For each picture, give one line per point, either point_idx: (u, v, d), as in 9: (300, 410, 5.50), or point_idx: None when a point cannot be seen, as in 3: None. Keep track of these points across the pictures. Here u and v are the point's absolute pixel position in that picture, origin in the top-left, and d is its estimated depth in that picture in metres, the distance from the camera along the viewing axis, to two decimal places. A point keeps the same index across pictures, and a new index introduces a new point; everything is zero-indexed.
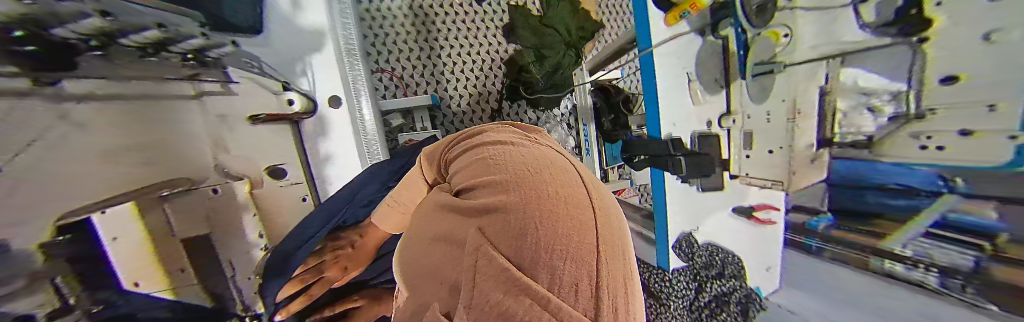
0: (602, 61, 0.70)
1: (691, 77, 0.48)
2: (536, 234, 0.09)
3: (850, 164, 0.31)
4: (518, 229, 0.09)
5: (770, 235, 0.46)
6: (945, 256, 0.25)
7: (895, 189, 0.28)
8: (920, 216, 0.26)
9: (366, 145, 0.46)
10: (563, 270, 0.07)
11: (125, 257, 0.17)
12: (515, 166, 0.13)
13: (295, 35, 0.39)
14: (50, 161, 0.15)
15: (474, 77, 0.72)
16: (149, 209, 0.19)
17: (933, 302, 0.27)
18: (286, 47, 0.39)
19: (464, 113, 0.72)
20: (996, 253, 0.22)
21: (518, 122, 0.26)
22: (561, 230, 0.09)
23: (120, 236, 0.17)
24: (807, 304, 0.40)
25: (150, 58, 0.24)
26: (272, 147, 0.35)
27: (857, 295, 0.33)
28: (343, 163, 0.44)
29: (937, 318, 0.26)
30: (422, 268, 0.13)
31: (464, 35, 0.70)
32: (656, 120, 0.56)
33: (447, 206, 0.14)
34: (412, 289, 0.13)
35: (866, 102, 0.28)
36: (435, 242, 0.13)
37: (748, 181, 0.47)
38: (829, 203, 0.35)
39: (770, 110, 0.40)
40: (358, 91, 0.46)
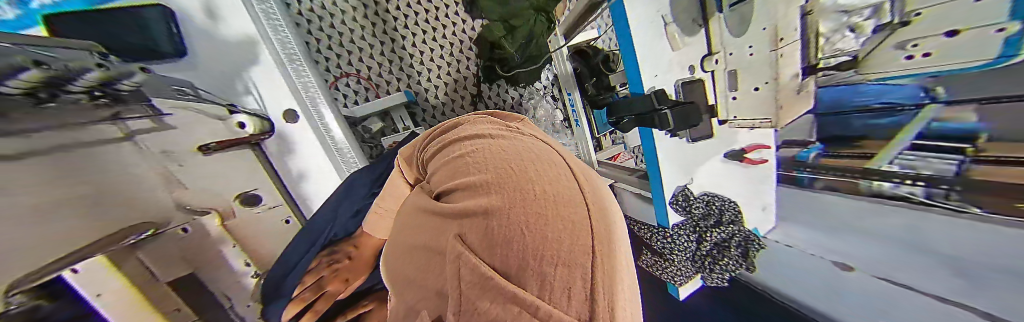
0: (575, 21, 0.55)
1: (667, 20, 0.45)
2: (522, 240, 0.08)
3: (836, 93, 0.43)
4: (502, 235, 0.08)
5: (763, 175, 0.56)
6: (929, 166, 0.35)
7: (877, 109, 0.39)
8: (909, 129, 0.37)
9: (337, 150, 0.31)
10: (552, 275, 0.07)
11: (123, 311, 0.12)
12: (496, 163, 0.12)
13: (222, 53, 0.25)
14: (93, 185, 0.14)
15: (446, 64, 0.69)
16: (121, 259, 0.13)
17: (921, 214, 0.36)
18: (214, 66, 0.25)
19: (443, 103, 0.69)
20: (975, 154, 0.31)
21: (497, 111, 0.25)
22: (549, 234, 0.08)
23: (105, 290, 0.11)
24: (802, 236, 0.53)
25: (49, 104, 0.15)
26: (233, 170, 0.24)
27: (849, 220, 0.45)
28: (324, 180, 0.31)
29: (922, 228, 0.36)
30: (410, 276, 0.12)
31: (424, 19, 0.66)
32: (636, 73, 0.48)
33: (429, 211, 0.13)
34: (401, 297, 0.13)
35: (848, 21, 0.37)
36: (420, 248, 0.13)
37: (736, 124, 0.52)
38: (819, 133, 0.48)
39: (750, 42, 0.44)
40: (316, 101, 0.30)
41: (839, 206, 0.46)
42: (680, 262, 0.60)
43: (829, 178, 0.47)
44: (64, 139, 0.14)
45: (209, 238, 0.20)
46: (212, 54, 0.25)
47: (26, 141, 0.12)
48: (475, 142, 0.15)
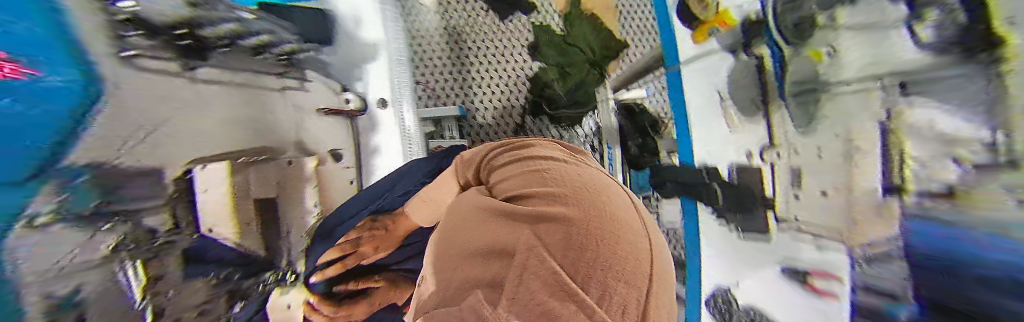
0: (631, 76, 0.60)
1: (723, 95, 0.37)
2: (588, 254, 0.15)
3: None
4: (574, 244, 0.16)
5: None
6: None
7: None
8: None
9: (408, 144, 0.59)
10: (614, 292, 0.14)
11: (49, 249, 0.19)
12: (565, 190, 0.20)
13: (358, 47, 0.54)
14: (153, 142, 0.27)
15: (499, 92, 0.76)
16: None
17: None
18: (347, 55, 0.53)
19: (488, 125, 0.76)
20: None
21: (563, 141, 0.32)
22: (613, 257, 0.16)
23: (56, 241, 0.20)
24: None
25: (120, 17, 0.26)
26: (291, 175, 0.41)
27: None
28: (387, 155, 0.56)
29: None
30: (473, 250, 0.19)
31: (492, 53, 0.76)
32: (688, 145, 0.46)
33: (500, 211, 0.21)
34: (448, 276, 0.19)
35: None
36: (488, 237, 0.19)
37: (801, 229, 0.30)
38: None
39: (823, 144, 0.25)
40: (400, 94, 0.58)
41: None
42: None
43: None
44: (224, 111, 0.34)
45: None
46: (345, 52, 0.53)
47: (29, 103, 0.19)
48: (555, 179, 0.21)
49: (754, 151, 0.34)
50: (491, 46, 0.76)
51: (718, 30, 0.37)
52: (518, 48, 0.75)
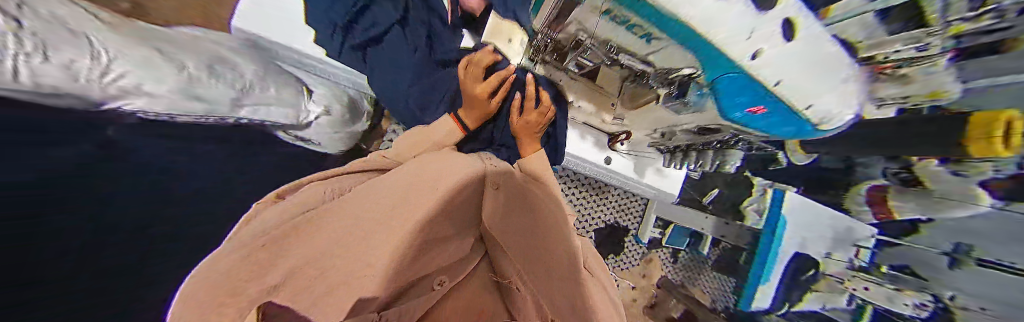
0: (695, 209, 0.99)
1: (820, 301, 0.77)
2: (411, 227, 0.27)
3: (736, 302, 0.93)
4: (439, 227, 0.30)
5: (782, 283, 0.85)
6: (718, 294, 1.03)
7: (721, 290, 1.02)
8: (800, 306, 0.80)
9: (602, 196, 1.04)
10: (387, 226, 0.25)
11: (418, 137, 0.55)
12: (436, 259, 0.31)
13: (649, 162, 0.86)
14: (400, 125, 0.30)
15: (592, 202, 1.08)
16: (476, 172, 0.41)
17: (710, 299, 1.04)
18: (660, 178, 0.89)
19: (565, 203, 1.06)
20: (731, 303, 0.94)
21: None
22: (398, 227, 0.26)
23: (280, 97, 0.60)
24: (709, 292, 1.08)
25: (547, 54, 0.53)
26: (584, 141, 0.79)
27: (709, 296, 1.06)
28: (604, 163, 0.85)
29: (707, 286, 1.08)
30: (518, 227, 0.37)
31: (623, 181, 0.90)
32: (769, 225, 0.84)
33: (521, 248, 0.35)
34: (529, 206, 0.40)
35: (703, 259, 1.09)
36: (520, 239, 0.36)
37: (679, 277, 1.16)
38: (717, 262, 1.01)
39: (725, 233, 0.91)
40: (604, 170, 0.85)
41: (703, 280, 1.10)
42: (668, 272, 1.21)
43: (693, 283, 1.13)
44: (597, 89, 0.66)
45: (535, 199, 0.42)
46: (666, 183, 0.90)
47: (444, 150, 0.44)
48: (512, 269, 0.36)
49: (723, 235, 0.92)
50: (612, 198, 1.10)
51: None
52: (599, 213, 1.09)
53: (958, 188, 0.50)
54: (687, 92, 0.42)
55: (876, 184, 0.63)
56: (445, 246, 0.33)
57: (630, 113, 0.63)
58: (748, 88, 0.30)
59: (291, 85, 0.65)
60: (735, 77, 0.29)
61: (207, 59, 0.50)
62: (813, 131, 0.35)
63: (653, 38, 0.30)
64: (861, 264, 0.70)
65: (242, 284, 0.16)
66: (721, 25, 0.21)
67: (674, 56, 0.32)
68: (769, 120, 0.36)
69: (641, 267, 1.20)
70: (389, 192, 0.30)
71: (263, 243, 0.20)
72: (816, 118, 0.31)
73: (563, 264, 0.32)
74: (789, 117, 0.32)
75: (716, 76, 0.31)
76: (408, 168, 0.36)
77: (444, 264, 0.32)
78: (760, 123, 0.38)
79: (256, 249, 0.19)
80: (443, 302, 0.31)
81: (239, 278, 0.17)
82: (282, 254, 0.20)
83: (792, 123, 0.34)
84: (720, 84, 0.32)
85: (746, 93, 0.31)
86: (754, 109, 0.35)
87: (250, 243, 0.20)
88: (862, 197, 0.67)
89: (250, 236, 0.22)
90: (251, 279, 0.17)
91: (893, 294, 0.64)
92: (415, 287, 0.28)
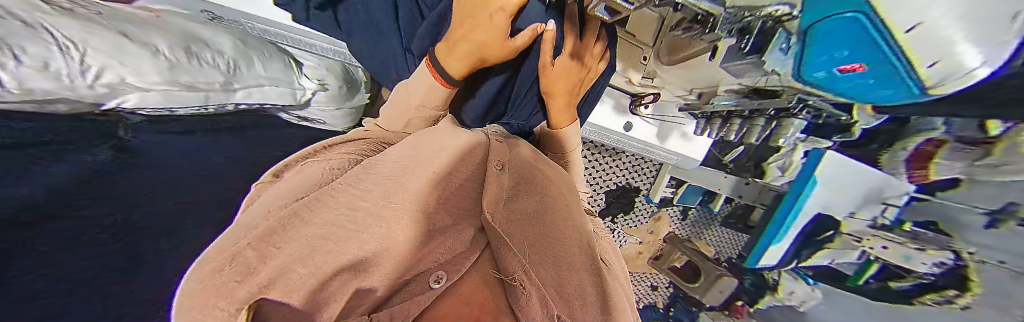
0: (713, 172, 0.94)
1: (831, 260, 0.81)
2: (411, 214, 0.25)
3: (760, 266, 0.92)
4: (444, 212, 0.29)
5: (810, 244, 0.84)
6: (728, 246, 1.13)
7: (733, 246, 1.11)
8: (808, 260, 0.83)
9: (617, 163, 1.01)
10: (379, 224, 0.24)
11: (398, 100, 0.44)
12: (436, 257, 0.26)
13: (666, 130, 0.80)
14: None
15: (603, 168, 1.05)
16: (477, 149, 0.38)
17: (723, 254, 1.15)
18: (678, 141, 0.82)
19: None
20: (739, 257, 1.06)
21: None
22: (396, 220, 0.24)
23: (270, 72, 0.57)
24: (722, 244, 1.17)
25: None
26: (601, 107, 0.72)
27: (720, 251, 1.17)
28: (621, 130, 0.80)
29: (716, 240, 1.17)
30: (523, 209, 0.34)
31: (642, 148, 0.86)
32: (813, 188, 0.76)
33: (525, 234, 0.32)
34: (536, 189, 0.38)
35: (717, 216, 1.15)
36: (529, 222, 0.34)
37: (687, 235, 1.23)
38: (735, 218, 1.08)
39: (743, 193, 0.91)
40: (622, 139, 0.81)
41: (714, 233, 1.18)
42: (678, 230, 1.24)
43: (703, 238, 1.21)
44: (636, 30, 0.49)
45: (542, 179, 0.40)
46: (684, 148, 0.84)
47: (446, 129, 0.40)
48: (523, 256, 0.30)
49: (742, 196, 0.92)
50: (625, 162, 1.06)
51: (903, 283, 0.68)
52: (610, 177, 1.08)
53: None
54: (768, 45, 0.44)
55: (930, 137, 0.52)
56: (438, 237, 0.27)
57: (664, 69, 0.64)
58: (863, 36, 0.29)
59: (276, 57, 0.61)
60: (854, 17, 0.29)
61: (181, 40, 0.46)
62: (918, 96, 0.33)
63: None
64: (885, 222, 0.68)
65: (231, 288, 0.14)
66: None
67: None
68: (858, 81, 0.36)
69: (650, 224, 1.22)
70: (378, 179, 0.27)
71: (250, 238, 0.18)
72: (928, 82, 0.29)
73: (576, 252, 0.35)
74: (892, 77, 0.32)
75: (815, 20, 0.33)
76: (401, 147, 0.33)
77: (437, 257, 0.26)
78: (843, 86, 0.39)
79: (241, 248, 0.17)
80: (427, 311, 0.23)
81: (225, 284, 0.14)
82: (272, 251, 0.18)
83: (896, 85, 0.32)
84: (822, 29, 0.33)
85: (856, 44, 0.31)
86: (849, 67, 0.35)
87: (236, 242, 0.18)
88: (907, 151, 0.57)
89: (236, 233, 0.20)
90: (240, 281, 0.14)
91: (912, 253, 0.62)
92: (401, 289, 0.23)
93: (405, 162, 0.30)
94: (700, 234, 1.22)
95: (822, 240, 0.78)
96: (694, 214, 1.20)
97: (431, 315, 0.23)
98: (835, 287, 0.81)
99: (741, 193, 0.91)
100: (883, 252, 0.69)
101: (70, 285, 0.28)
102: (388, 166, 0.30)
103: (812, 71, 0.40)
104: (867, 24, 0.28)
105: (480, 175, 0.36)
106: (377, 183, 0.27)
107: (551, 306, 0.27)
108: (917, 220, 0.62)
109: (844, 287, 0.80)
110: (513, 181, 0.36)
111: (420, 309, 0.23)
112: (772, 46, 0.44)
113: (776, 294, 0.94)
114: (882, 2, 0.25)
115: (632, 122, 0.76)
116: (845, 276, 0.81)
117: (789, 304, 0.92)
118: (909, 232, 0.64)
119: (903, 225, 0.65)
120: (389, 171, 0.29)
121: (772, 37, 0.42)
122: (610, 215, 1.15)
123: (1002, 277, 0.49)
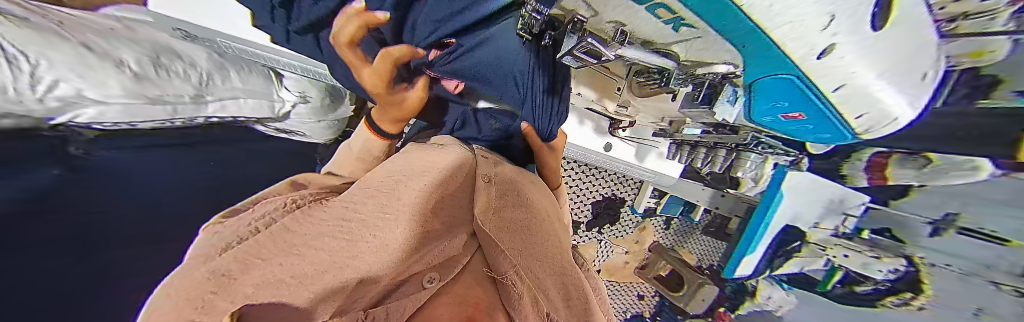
0: (687, 186, 0.98)
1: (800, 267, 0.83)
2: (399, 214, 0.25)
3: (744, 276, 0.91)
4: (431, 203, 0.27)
5: (798, 260, 0.81)
6: (708, 254, 1.18)
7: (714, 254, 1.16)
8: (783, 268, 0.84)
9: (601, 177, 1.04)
10: (366, 228, 0.23)
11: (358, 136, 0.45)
12: (431, 259, 0.25)
13: (642, 151, 0.83)
14: None
15: (588, 181, 1.07)
16: (484, 165, 0.40)
17: (705, 261, 1.20)
18: (654, 164, 0.87)
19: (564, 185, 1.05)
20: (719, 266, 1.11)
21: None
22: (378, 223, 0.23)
23: (251, 88, 0.57)
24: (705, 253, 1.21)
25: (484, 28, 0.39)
26: (586, 121, 0.75)
27: (702, 258, 1.21)
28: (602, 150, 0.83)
29: (697, 249, 1.22)
30: (511, 216, 0.34)
31: (623, 165, 0.89)
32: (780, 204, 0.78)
33: (513, 237, 0.31)
34: (524, 203, 0.39)
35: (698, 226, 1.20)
36: (518, 227, 0.33)
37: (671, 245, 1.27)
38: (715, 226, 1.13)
39: (720, 205, 0.96)
40: (603, 158, 0.84)
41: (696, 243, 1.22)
42: (662, 240, 1.26)
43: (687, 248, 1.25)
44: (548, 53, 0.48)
45: (528, 194, 0.42)
46: (662, 166, 0.88)
47: (436, 146, 0.42)
48: (512, 262, 0.29)
49: (719, 207, 0.97)
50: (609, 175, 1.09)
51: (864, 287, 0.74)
52: (594, 191, 1.10)
53: (958, 159, 0.46)
54: (717, 98, 0.48)
55: (883, 150, 0.59)
56: (430, 243, 0.25)
57: (637, 100, 0.62)
58: (799, 92, 0.32)
59: (255, 71, 0.60)
60: (788, 78, 0.30)
61: (150, 50, 0.44)
62: (851, 138, 0.40)
63: (689, 25, 0.28)
64: (845, 231, 0.73)
65: (206, 301, 0.11)
66: (776, 20, 0.20)
67: (704, 46, 0.33)
68: (799, 125, 0.41)
69: (635, 234, 1.24)
70: (371, 193, 0.27)
71: (239, 249, 0.17)
72: (861, 126, 0.35)
73: (559, 257, 0.34)
74: (823, 121, 0.37)
75: (757, 77, 0.33)
76: (398, 163, 0.34)
77: (431, 259, 0.25)
78: (786, 126, 0.44)
79: (224, 261, 0.15)
80: (429, 304, 0.22)
81: (199, 294, 0.12)
82: (257, 263, 0.16)
83: (832, 127, 0.38)
84: (763, 87, 0.35)
85: (790, 97, 0.34)
86: (794, 114, 0.38)
87: (218, 256, 0.16)
88: (862, 162, 0.64)
89: (209, 250, 0.18)
90: (236, 279, 0.14)
91: (871, 261, 0.68)
92: (397, 288, 0.22)
93: (394, 176, 0.31)
94: (684, 243, 1.25)
95: (793, 250, 0.80)
96: (676, 224, 1.24)
97: (427, 313, 0.21)
98: (807, 290, 0.86)
99: (717, 205, 0.97)
100: (844, 260, 0.74)
101: (41, 300, 0.27)
102: (373, 183, 0.30)
103: (760, 116, 0.44)
104: (802, 84, 0.30)
105: (469, 187, 0.36)
106: (368, 198, 0.27)
107: (539, 305, 0.28)
108: (874, 227, 0.68)
109: (812, 290, 0.86)
110: (500, 190, 0.36)
111: (406, 313, 0.20)
112: (722, 96, 0.47)
113: (756, 300, 0.98)
114: (816, 71, 0.26)
115: (615, 140, 0.79)
116: (815, 280, 0.86)
117: (767, 309, 0.97)
118: (867, 240, 0.69)
119: (862, 233, 0.70)
120: (373, 187, 0.29)
121: (721, 90, 0.47)
122: (596, 226, 1.17)
123: (952, 277, 0.56)
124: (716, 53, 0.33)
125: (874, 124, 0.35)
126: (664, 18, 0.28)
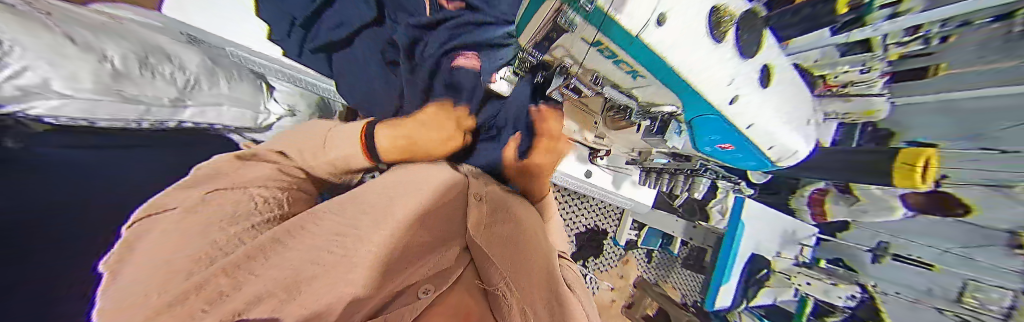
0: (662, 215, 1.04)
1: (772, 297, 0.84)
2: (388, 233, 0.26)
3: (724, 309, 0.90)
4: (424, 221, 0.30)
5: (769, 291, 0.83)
6: None
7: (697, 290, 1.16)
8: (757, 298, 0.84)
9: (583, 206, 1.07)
10: (349, 247, 0.24)
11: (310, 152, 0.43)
12: (425, 270, 0.27)
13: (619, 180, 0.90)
14: None
15: (571, 210, 1.09)
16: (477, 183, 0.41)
17: None
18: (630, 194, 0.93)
19: None
20: None
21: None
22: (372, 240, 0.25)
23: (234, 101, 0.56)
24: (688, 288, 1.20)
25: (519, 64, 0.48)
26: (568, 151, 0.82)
27: None
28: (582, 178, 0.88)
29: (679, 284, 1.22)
30: (501, 230, 0.35)
31: (601, 193, 0.93)
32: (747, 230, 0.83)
33: (503, 249, 0.32)
34: (513, 218, 0.39)
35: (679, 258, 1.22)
36: (508, 241, 0.34)
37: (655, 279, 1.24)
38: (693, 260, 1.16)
39: (693, 235, 1.00)
40: (583, 185, 0.89)
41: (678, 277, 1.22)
42: (645, 274, 1.25)
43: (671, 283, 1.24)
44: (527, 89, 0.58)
45: (516, 207, 0.43)
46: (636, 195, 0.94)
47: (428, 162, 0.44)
48: (502, 274, 0.30)
49: (691, 238, 1.01)
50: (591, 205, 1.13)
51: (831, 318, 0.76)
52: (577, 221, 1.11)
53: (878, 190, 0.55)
54: (667, 130, 0.54)
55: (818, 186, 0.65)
56: (423, 256, 0.29)
57: (612, 132, 0.70)
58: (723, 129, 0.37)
59: (245, 81, 0.61)
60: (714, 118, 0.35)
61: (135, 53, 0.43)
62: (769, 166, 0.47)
63: (643, 77, 0.34)
64: (806, 260, 0.79)
65: None
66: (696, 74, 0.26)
67: (655, 93, 0.39)
68: (731, 154, 0.47)
69: (619, 268, 1.22)
70: (360, 210, 0.28)
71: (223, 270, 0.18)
72: (772, 156, 0.42)
73: (541, 273, 0.33)
74: (749, 154, 0.43)
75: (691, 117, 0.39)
76: (393, 177, 0.36)
77: (426, 271, 0.28)
78: (724, 155, 0.51)
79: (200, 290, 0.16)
80: (425, 313, 0.24)
81: (191, 311, 0.15)
82: (247, 279, 0.19)
83: (753, 157, 0.44)
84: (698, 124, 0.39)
85: (721, 133, 0.39)
86: (725, 145, 0.44)
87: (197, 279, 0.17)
88: (805, 198, 0.69)
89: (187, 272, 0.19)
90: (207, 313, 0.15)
91: (831, 287, 0.72)
92: (394, 299, 0.24)
93: (384, 190, 0.32)
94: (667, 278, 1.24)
95: (760, 279, 0.82)
96: (656, 257, 1.26)
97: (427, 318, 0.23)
98: None
99: (689, 235, 1.01)
100: (809, 288, 0.76)
101: None
102: (361, 196, 0.31)
103: (701, 146, 0.50)
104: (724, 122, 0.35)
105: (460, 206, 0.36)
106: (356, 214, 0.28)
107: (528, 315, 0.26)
108: (829, 257, 0.75)
109: None
110: (492, 205, 0.37)
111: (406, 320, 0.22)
112: (671, 129, 0.54)
113: None
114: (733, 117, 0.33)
115: (595, 168, 0.85)
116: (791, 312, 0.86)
117: None
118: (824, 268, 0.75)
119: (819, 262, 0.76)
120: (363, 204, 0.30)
121: (669, 125, 0.52)
122: (582, 259, 1.14)
123: (903, 306, 0.63)
124: (659, 95, 0.40)
125: (790, 155, 0.43)
126: (626, 70, 0.34)
